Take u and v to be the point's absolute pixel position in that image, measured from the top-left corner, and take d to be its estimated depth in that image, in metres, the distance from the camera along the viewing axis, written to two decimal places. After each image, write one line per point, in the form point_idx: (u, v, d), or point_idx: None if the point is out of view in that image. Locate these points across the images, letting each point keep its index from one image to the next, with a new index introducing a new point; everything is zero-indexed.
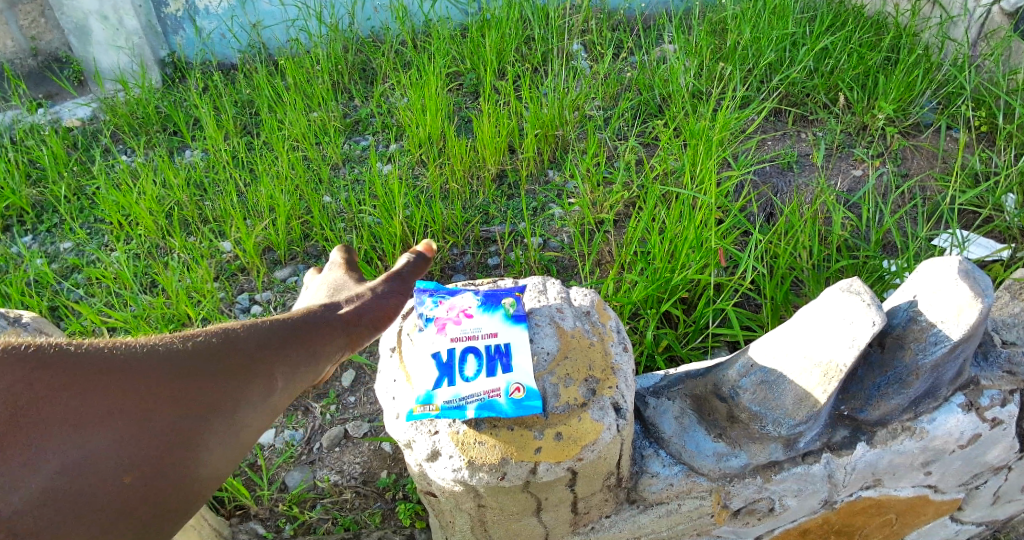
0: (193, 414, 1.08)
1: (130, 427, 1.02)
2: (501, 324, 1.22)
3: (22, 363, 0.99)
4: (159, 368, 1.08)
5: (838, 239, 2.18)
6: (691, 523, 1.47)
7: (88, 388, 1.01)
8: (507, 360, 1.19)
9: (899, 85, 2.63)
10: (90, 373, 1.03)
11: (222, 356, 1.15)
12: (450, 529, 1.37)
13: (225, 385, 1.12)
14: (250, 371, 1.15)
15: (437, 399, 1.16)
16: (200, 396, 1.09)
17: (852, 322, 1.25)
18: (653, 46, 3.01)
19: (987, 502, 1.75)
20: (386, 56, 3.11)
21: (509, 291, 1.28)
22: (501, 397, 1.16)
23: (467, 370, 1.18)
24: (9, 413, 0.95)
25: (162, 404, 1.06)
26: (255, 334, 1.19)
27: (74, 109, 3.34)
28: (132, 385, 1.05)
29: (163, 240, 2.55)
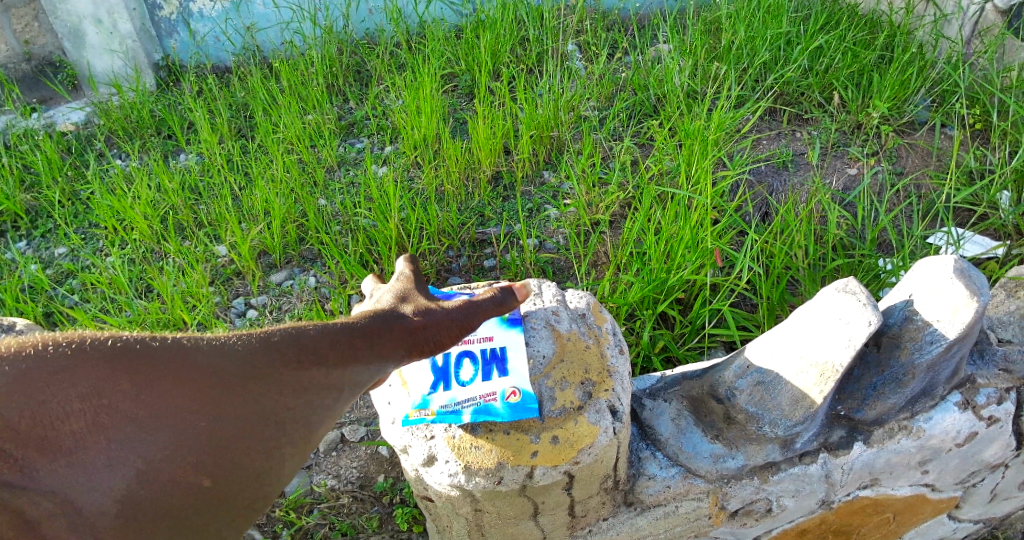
0: (273, 419, 0.98)
1: (208, 430, 0.92)
2: (495, 327, 1.25)
3: (99, 356, 0.90)
4: (240, 368, 0.98)
5: (834, 238, 2.18)
6: (688, 525, 1.47)
7: (168, 386, 0.92)
8: (502, 364, 1.21)
9: (893, 83, 2.63)
10: (168, 370, 0.93)
11: (297, 355, 1.03)
12: (448, 533, 1.36)
13: (307, 389, 1.01)
14: (334, 372, 1.04)
15: (433, 404, 1.18)
16: (283, 398, 0.99)
17: (847, 322, 1.25)
18: (647, 47, 3.01)
19: (984, 500, 1.75)
20: (380, 58, 3.11)
21: None
22: (497, 401, 1.17)
23: (463, 374, 1.20)
24: (86, 411, 0.86)
25: (240, 407, 0.96)
26: (340, 332, 1.07)
27: (67, 113, 3.29)
28: (213, 384, 0.95)
29: (158, 244, 2.54)
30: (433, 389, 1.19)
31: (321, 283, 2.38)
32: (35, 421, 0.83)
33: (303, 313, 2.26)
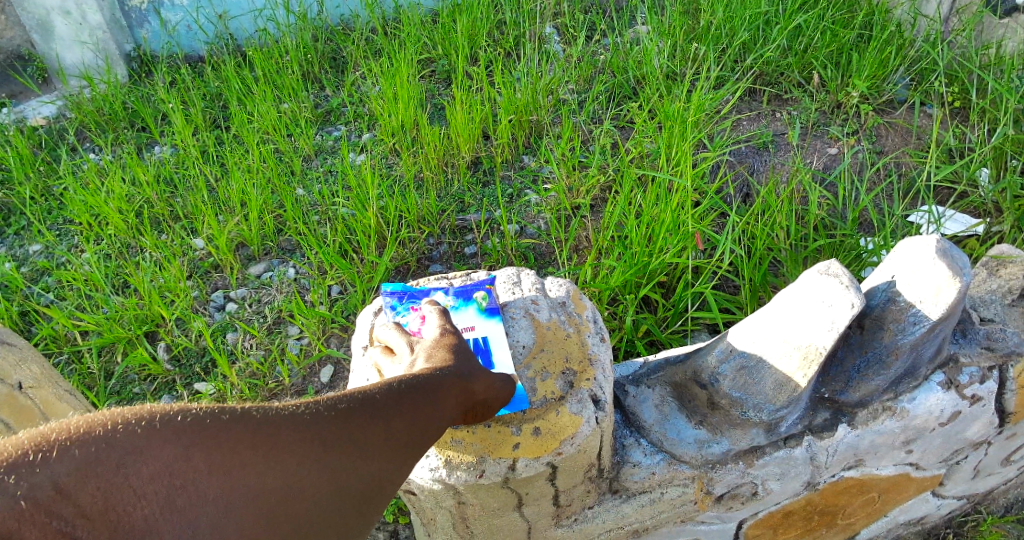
0: (345, 490, 0.91)
1: (281, 506, 0.84)
2: (475, 319, 1.24)
3: (172, 429, 0.78)
4: (314, 435, 0.90)
5: (816, 218, 2.17)
6: (674, 511, 1.47)
7: (243, 461, 0.82)
8: (488, 356, 1.20)
9: (873, 62, 2.63)
10: (243, 443, 0.83)
11: (366, 425, 0.95)
12: (432, 526, 1.35)
13: (379, 457, 0.95)
14: (409, 438, 0.98)
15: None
16: (355, 467, 0.92)
17: (830, 305, 1.24)
18: (626, 28, 2.98)
19: (967, 476, 1.76)
20: (356, 44, 3.06)
21: (479, 286, 1.30)
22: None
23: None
24: (163, 492, 0.74)
25: (313, 480, 0.88)
26: (415, 390, 1.01)
27: (39, 107, 3.25)
28: (288, 455, 0.86)
29: (134, 239, 2.49)
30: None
31: (301, 274, 2.35)
32: (107, 506, 0.70)
33: (283, 305, 2.23)
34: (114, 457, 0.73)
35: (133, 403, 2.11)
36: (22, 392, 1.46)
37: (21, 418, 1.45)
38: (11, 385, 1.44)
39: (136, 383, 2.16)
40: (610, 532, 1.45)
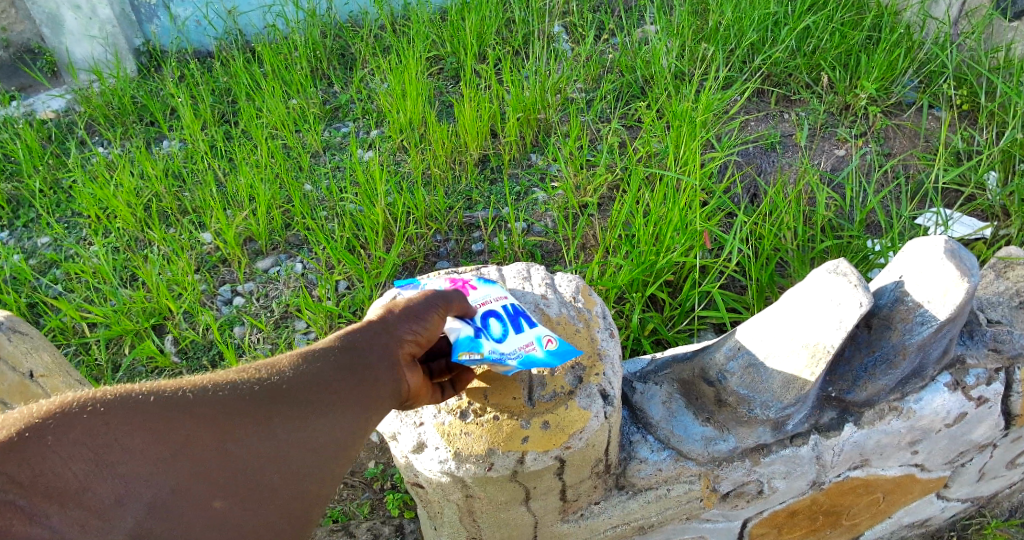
0: (291, 442, 0.97)
1: (217, 461, 0.91)
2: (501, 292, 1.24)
3: (98, 404, 0.87)
4: (245, 398, 0.96)
5: (823, 220, 2.17)
6: (680, 508, 1.47)
7: (174, 424, 0.90)
8: (530, 317, 1.18)
9: (881, 64, 2.62)
10: (171, 410, 0.91)
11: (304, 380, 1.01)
12: (439, 520, 1.36)
13: (318, 411, 1.00)
14: (347, 392, 1.03)
15: (474, 349, 1.12)
16: (294, 423, 0.98)
17: (839, 303, 1.24)
18: (634, 28, 2.97)
19: (972, 479, 1.76)
20: (365, 41, 3.07)
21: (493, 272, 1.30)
22: (540, 348, 1.13)
23: (493, 323, 1.15)
24: (88, 455, 0.83)
25: (250, 437, 0.94)
26: (343, 351, 1.06)
27: (48, 100, 3.26)
28: (218, 416, 0.93)
29: (142, 232, 2.50)
30: (469, 337, 1.13)
31: (308, 269, 2.35)
32: (35, 473, 0.80)
33: (290, 300, 2.24)
34: (43, 431, 0.83)
35: None
36: (34, 381, 1.49)
37: None
38: (23, 373, 1.47)
39: (143, 374, 2.17)
40: (615, 528, 1.45)
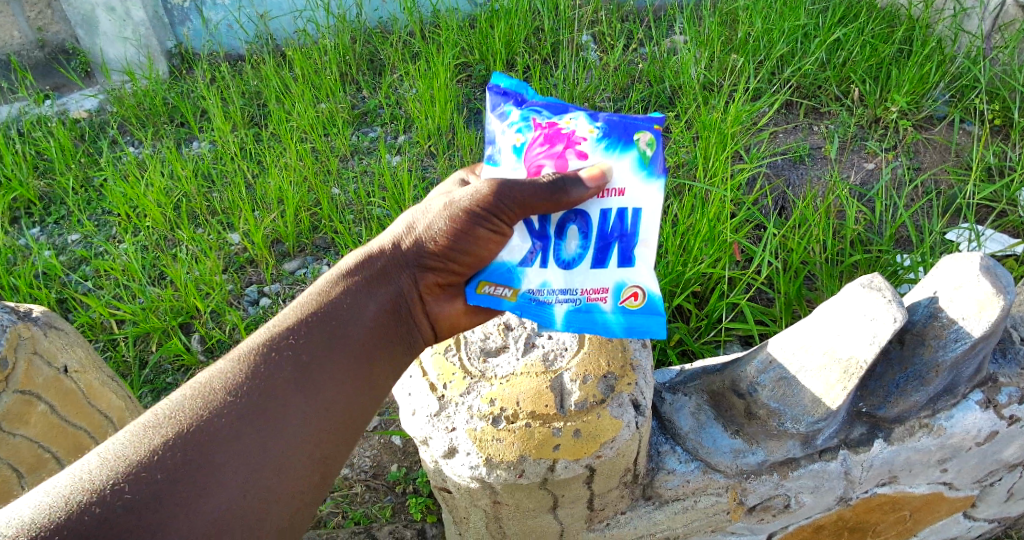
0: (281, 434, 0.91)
1: (241, 457, 0.87)
2: (628, 175, 1.04)
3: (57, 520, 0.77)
4: (243, 386, 0.91)
5: (852, 233, 2.15)
6: (706, 520, 1.46)
7: (170, 452, 0.84)
8: (628, 249, 1.07)
9: (913, 77, 2.60)
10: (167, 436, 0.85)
11: (269, 371, 0.93)
12: (464, 525, 1.37)
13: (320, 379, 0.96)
14: (343, 354, 0.99)
15: (520, 287, 1.09)
16: (309, 393, 0.95)
17: (873, 318, 1.23)
18: (663, 38, 2.97)
19: (1001, 499, 1.73)
20: (394, 47, 3.09)
21: (646, 123, 1.04)
22: (607, 304, 1.08)
23: (569, 247, 1.08)
24: None
25: (262, 427, 0.90)
26: (303, 329, 0.98)
27: (82, 100, 3.32)
28: (213, 422, 0.87)
29: (171, 232, 2.53)
30: (523, 269, 1.09)
31: None
32: None
33: None
34: None
35: (166, 392, 2.16)
36: (67, 376, 1.51)
37: (67, 402, 1.52)
38: (57, 368, 1.49)
39: (170, 372, 2.21)
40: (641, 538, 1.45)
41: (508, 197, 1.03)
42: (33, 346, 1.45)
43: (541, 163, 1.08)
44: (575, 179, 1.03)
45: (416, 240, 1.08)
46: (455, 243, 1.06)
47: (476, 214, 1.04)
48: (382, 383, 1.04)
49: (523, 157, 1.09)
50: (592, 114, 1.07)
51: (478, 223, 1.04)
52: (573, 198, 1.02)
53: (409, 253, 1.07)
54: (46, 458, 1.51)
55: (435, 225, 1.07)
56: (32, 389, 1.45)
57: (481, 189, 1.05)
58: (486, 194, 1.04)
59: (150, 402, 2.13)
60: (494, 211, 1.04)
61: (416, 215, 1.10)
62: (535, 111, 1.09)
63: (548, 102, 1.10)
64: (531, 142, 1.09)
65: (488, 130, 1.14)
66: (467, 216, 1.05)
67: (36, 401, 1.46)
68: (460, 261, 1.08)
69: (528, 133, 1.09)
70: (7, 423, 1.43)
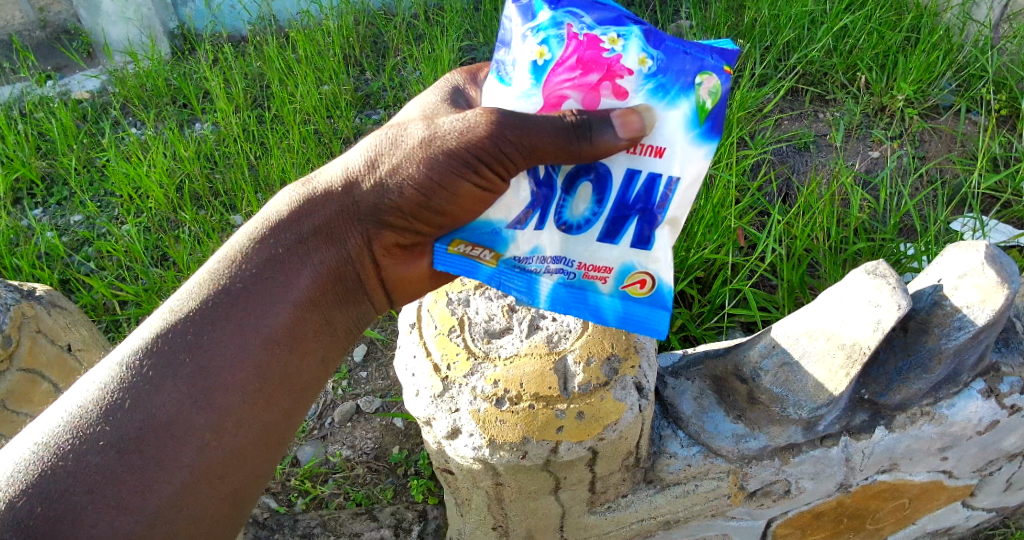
0: (217, 406, 0.91)
1: (177, 432, 0.88)
2: (673, 133, 0.91)
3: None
4: (170, 361, 0.90)
5: (856, 222, 2.14)
6: (707, 504, 1.47)
7: (104, 435, 0.84)
8: (647, 228, 0.97)
9: (920, 65, 2.58)
10: (89, 428, 0.85)
11: (198, 344, 0.92)
12: (466, 507, 1.39)
13: (249, 353, 0.94)
14: (273, 323, 0.97)
15: (506, 251, 1.00)
16: (242, 360, 0.94)
17: (876, 305, 1.22)
18: (668, 23, 2.95)
19: (1000, 488, 1.74)
20: (398, 29, 3.07)
21: (712, 70, 0.90)
22: (605, 285, 1.01)
23: (577, 210, 0.97)
24: None
25: (198, 399, 0.90)
26: (231, 298, 0.95)
27: (84, 81, 3.31)
28: (144, 400, 0.87)
29: (174, 213, 2.52)
30: (514, 232, 0.98)
31: None
32: None
33: None
34: None
35: None
36: (71, 354, 1.52)
37: (71, 380, 1.51)
38: (61, 346, 1.50)
39: None
40: (641, 521, 1.47)
41: (512, 140, 0.89)
42: (37, 325, 1.45)
43: (565, 93, 0.92)
44: (604, 119, 0.89)
45: (378, 185, 0.97)
46: (427, 196, 0.96)
47: (462, 161, 0.92)
48: (321, 340, 1.04)
49: (543, 80, 0.91)
50: (646, 39, 0.91)
51: (461, 175, 0.93)
52: (592, 148, 0.89)
53: (364, 203, 0.98)
54: None
55: (407, 168, 0.95)
56: (36, 367, 1.44)
57: (476, 126, 0.91)
58: (483, 135, 0.90)
59: None
60: (488, 160, 0.91)
61: (383, 146, 0.98)
62: (573, 18, 0.91)
63: (598, 16, 0.92)
64: (558, 60, 0.90)
65: (504, 21, 0.94)
66: (450, 165, 0.93)
67: (41, 379, 1.45)
68: (427, 217, 0.98)
69: (558, 48, 0.90)
70: (12, 401, 1.40)
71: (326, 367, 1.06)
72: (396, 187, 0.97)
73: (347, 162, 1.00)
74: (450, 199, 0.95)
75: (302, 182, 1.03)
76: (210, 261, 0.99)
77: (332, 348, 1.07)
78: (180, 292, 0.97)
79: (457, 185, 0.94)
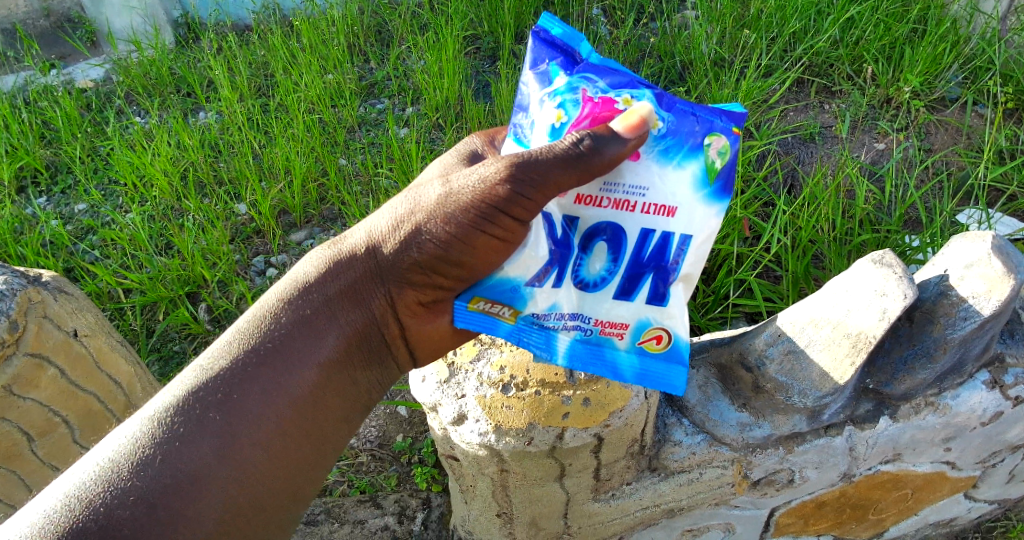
0: (241, 461, 0.97)
1: (204, 485, 0.93)
2: (686, 191, 0.98)
3: None
4: (202, 416, 0.96)
5: (862, 213, 2.14)
6: (710, 493, 1.48)
7: (136, 485, 0.90)
8: (662, 284, 1.03)
9: (926, 57, 2.56)
10: (119, 482, 0.89)
11: (227, 401, 0.98)
12: (471, 494, 1.40)
13: (273, 412, 1.00)
14: (298, 383, 1.03)
15: (524, 309, 1.03)
16: (268, 417, 1.00)
17: (882, 294, 1.23)
18: (674, 13, 2.94)
19: (1002, 480, 1.74)
20: (402, 18, 3.06)
21: (720, 131, 0.98)
22: (622, 341, 1.05)
23: (592, 268, 1.02)
24: None
25: (225, 455, 0.96)
26: (261, 357, 1.01)
27: (87, 69, 3.30)
28: (176, 453, 0.93)
29: (178, 202, 2.52)
30: (531, 289, 1.03)
31: None
32: None
33: None
34: None
35: (172, 360, 2.18)
36: (77, 340, 1.52)
37: (77, 366, 1.53)
38: (67, 332, 1.50)
39: (176, 340, 2.22)
40: (645, 509, 1.47)
41: (527, 180, 0.96)
42: (43, 310, 1.45)
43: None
44: (610, 135, 0.95)
45: (400, 244, 1.05)
46: (448, 250, 1.03)
47: (482, 213, 1.00)
48: (343, 398, 1.09)
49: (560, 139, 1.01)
50: (656, 101, 0.99)
51: (479, 226, 1.00)
52: (603, 161, 0.94)
53: (386, 262, 1.06)
54: (56, 422, 1.53)
55: (429, 226, 1.03)
56: (43, 352, 1.45)
57: (493, 179, 0.99)
58: (500, 185, 0.98)
59: (157, 370, 2.15)
60: (507, 206, 0.98)
61: (405, 209, 1.06)
62: (587, 79, 1.01)
63: (607, 76, 1.02)
64: (573, 121, 1.01)
65: (521, 85, 1.05)
66: (471, 217, 1.01)
67: (47, 365, 1.46)
68: (446, 271, 1.05)
69: (573, 109, 1.01)
70: (17, 386, 1.43)
71: (348, 425, 1.12)
72: (419, 245, 1.04)
73: (371, 225, 1.08)
74: (470, 252, 1.02)
75: (329, 245, 1.11)
76: (241, 320, 1.06)
77: (355, 407, 1.12)
78: (212, 350, 1.03)
79: (477, 235, 1.01)
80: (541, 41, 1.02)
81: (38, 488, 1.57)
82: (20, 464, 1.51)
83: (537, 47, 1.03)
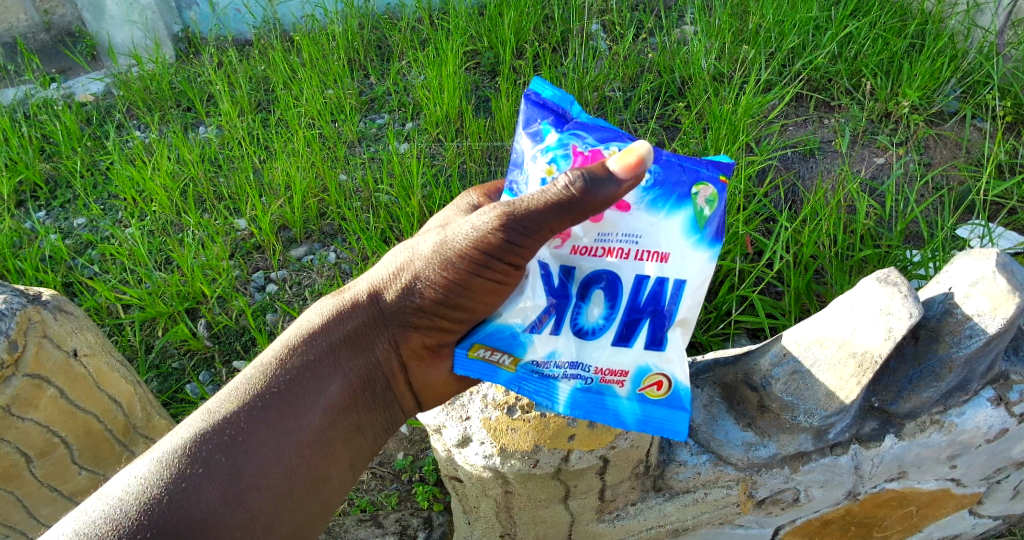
0: (250, 505, 0.99)
1: (213, 528, 0.95)
2: (677, 239, 1.02)
3: None
4: (210, 459, 0.98)
5: (864, 227, 2.13)
6: (716, 512, 1.47)
7: (149, 526, 0.91)
8: (659, 330, 1.05)
9: (925, 72, 2.56)
10: (129, 521, 0.91)
11: (237, 443, 1.01)
12: (474, 515, 1.40)
13: (281, 455, 1.03)
14: (305, 428, 1.06)
15: (524, 356, 1.05)
16: (275, 461, 1.02)
17: (887, 313, 1.22)
18: (673, 28, 2.95)
19: (1007, 497, 1.72)
20: (402, 33, 3.07)
21: (707, 178, 1.01)
22: (623, 388, 1.06)
23: (590, 315, 1.04)
24: None
25: (233, 497, 0.98)
26: (268, 403, 1.04)
27: (88, 84, 3.31)
28: (185, 496, 0.95)
29: (177, 216, 2.50)
30: (531, 335, 1.05)
31: (342, 259, 2.37)
32: None
33: (324, 289, 2.25)
34: None
35: (171, 377, 2.16)
36: (77, 360, 1.51)
37: (77, 386, 1.52)
38: (67, 352, 1.49)
39: (175, 356, 2.21)
40: (650, 529, 1.47)
41: (522, 229, 1.00)
42: (43, 330, 1.44)
43: None
44: (605, 174, 0.95)
45: (401, 291, 1.10)
46: (445, 294, 1.07)
47: (479, 259, 1.04)
48: (346, 445, 1.12)
49: None
50: None
51: (478, 271, 1.04)
52: (598, 199, 0.96)
53: (389, 309, 1.12)
54: (55, 443, 1.52)
55: (427, 271, 1.09)
56: (42, 373, 1.44)
57: (484, 228, 1.03)
58: (490, 232, 1.02)
59: (156, 387, 2.14)
60: (501, 253, 1.02)
61: (402, 259, 1.12)
62: (576, 135, 1.05)
63: (594, 127, 1.05)
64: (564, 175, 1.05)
65: (516, 143, 1.10)
66: (467, 262, 1.05)
67: (46, 385, 1.45)
68: (448, 314, 1.09)
69: (562, 163, 1.05)
70: (17, 407, 1.42)
71: (353, 471, 1.15)
72: (419, 289, 1.09)
73: (372, 276, 1.14)
74: (469, 297, 1.06)
75: (332, 297, 1.17)
76: (244, 366, 1.10)
77: (359, 453, 1.15)
78: (219, 395, 1.06)
79: (474, 280, 1.05)
80: (532, 103, 1.06)
81: (36, 507, 1.57)
82: (18, 484, 1.51)
83: (529, 109, 1.07)
